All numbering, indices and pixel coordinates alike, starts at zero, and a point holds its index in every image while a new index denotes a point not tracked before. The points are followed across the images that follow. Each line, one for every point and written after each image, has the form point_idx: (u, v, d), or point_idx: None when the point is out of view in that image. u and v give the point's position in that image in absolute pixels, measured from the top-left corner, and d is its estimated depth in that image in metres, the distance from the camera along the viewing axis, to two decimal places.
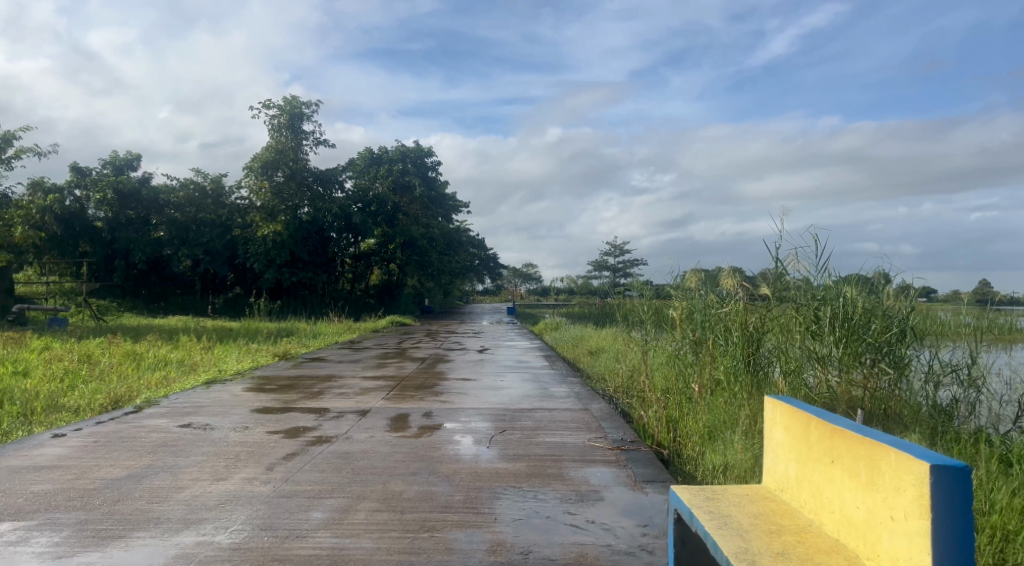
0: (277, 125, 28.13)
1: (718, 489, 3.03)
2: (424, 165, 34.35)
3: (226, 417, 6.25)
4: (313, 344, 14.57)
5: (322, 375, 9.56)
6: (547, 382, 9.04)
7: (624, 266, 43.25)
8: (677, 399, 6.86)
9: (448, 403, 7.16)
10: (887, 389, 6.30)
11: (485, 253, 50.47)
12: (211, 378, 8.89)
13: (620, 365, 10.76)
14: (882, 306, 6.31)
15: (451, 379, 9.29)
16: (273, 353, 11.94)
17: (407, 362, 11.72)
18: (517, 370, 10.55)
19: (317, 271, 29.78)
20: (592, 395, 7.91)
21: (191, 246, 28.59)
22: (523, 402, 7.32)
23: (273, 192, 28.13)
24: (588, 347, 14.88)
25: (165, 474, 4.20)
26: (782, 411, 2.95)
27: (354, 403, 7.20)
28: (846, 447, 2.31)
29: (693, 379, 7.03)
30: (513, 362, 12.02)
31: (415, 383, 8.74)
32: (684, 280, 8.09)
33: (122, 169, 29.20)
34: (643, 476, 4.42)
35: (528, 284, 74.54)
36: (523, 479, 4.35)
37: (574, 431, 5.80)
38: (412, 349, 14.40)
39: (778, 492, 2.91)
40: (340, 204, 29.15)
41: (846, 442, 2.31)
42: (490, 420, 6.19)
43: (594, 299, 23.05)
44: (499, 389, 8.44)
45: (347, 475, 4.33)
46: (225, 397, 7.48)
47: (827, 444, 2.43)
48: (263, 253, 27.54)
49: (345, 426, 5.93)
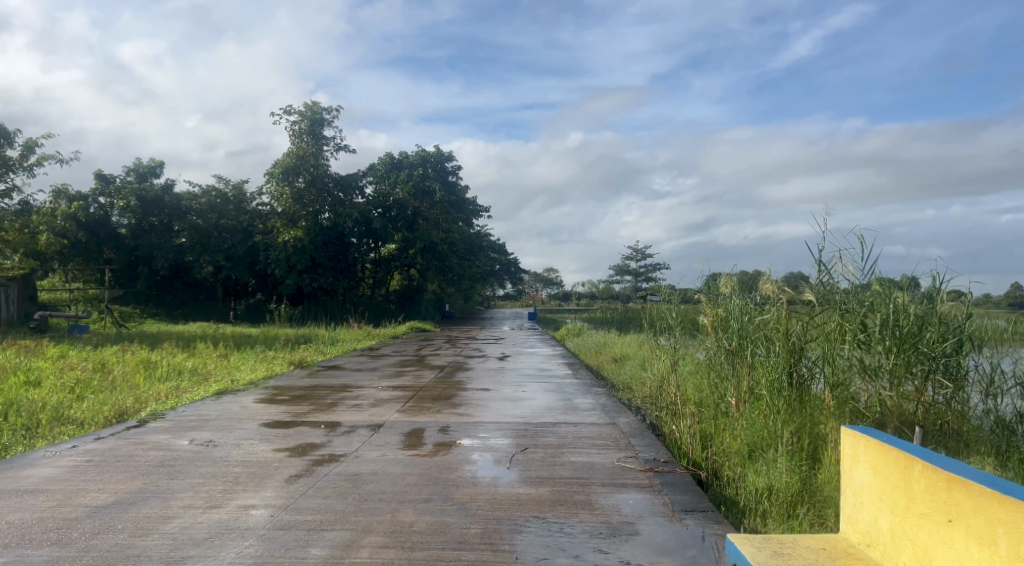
0: (298, 130, 28.08)
1: (793, 542, 2.94)
2: (445, 169, 34.10)
3: (231, 432, 5.92)
4: (331, 352, 14.29)
5: (337, 385, 9.23)
6: (572, 392, 8.61)
7: (646, 270, 42.71)
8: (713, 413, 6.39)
9: (466, 417, 6.76)
10: (943, 403, 5.76)
11: (506, 258, 50.29)
12: (222, 389, 8.61)
13: (646, 375, 10.28)
14: (937, 313, 5.78)
15: (470, 390, 8.89)
16: (289, 361, 11.66)
17: (426, 370, 11.36)
18: (539, 379, 10.12)
19: (338, 277, 29.56)
20: (619, 408, 7.46)
21: (212, 252, 28.64)
22: (547, 416, 6.89)
23: (294, 198, 28.06)
24: (612, 353, 14.44)
25: (155, 501, 3.85)
26: (868, 454, 2.88)
27: (367, 416, 6.83)
28: (969, 508, 2.25)
29: (729, 391, 6.55)
30: (535, 370, 11.60)
31: (433, 394, 8.35)
32: (717, 285, 7.58)
33: (145, 176, 29.38)
34: (682, 506, 3.97)
35: (549, 289, 74.12)
36: (547, 507, 3.92)
37: (601, 449, 5.35)
38: (431, 357, 14.05)
39: (864, 544, 2.84)
40: (361, 209, 29.03)
41: (968, 503, 2.26)
42: (511, 436, 5.78)
43: (617, 303, 22.60)
44: (521, 400, 8.01)
45: (353, 502, 3.94)
46: (234, 409, 7.16)
47: (943, 499, 2.36)
48: (284, 259, 27.49)
49: (355, 442, 5.55)
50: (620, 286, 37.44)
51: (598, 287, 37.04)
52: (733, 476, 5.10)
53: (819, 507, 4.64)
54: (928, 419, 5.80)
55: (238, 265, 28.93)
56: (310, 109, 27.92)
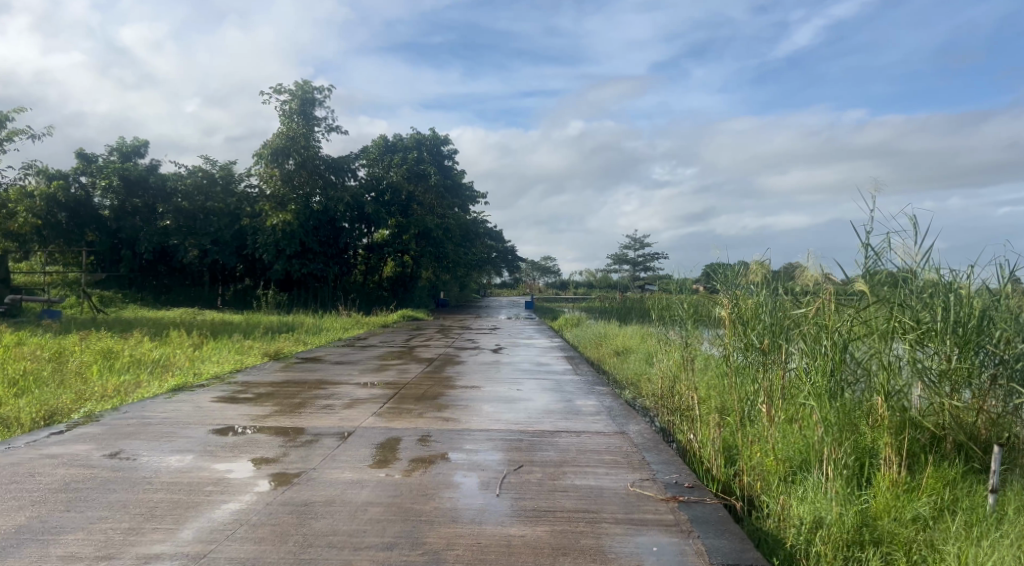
0: (288, 110, 27.10)
1: None
2: (440, 153, 33.11)
3: (169, 440, 4.97)
4: (313, 342, 13.33)
5: (312, 381, 8.29)
6: (573, 392, 7.68)
7: (645, 259, 42.04)
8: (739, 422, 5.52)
9: (451, 423, 5.83)
10: (1005, 411, 4.95)
11: (503, 246, 49.48)
12: (181, 383, 7.67)
13: (653, 372, 9.34)
14: (1002, 309, 4.92)
15: (459, 388, 7.94)
16: (263, 353, 10.70)
17: (413, 363, 10.43)
18: (536, 375, 9.18)
19: (328, 263, 28.39)
20: (627, 412, 6.56)
21: (198, 236, 27.64)
22: (544, 422, 5.97)
23: (283, 180, 27.09)
24: (613, 346, 13.51)
25: (29, 549, 2.93)
26: None
27: (337, 420, 5.89)
28: None
29: (759, 394, 5.64)
30: (532, 365, 10.69)
31: (416, 393, 7.42)
32: (741, 273, 6.65)
33: (129, 155, 28.34)
34: (722, 557, 3.06)
35: (547, 278, 73.17)
36: (549, 558, 3.00)
37: (610, 469, 4.43)
38: (420, 348, 13.13)
39: None
40: (353, 193, 28.05)
41: None
42: (503, 450, 4.86)
43: (617, 292, 21.69)
44: (516, 401, 7.08)
45: (293, 548, 3.02)
46: (185, 410, 6.21)
47: None
48: (272, 243, 26.43)
49: (316, 457, 4.63)
50: (618, 275, 36.63)
51: (595, 274, 36.32)
52: (771, 507, 4.20)
53: (884, 549, 3.75)
54: (991, 431, 4.95)
55: (225, 249, 27.88)
56: (301, 88, 26.98)
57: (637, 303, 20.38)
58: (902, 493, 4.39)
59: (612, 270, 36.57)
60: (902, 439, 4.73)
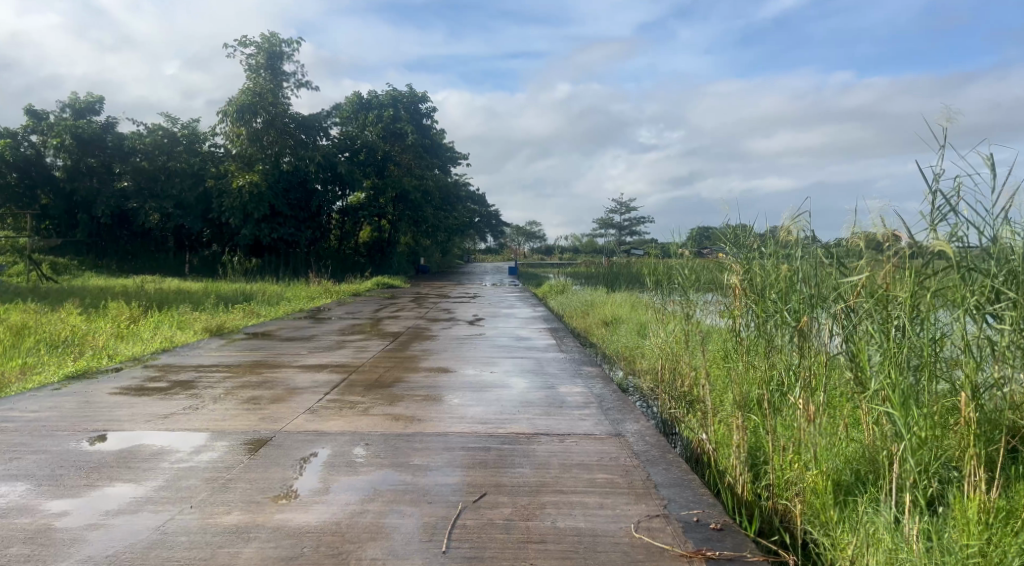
0: (254, 65, 25.32)
1: None
2: (418, 112, 31.48)
3: (14, 458, 3.70)
4: (269, 313, 12.01)
5: (249, 363, 7.00)
6: (557, 376, 6.43)
7: (630, 223, 41.02)
8: (766, 423, 4.33)
9: (402, 424, 4.59)
10: None
11: (486, 210, 48.15)
12: (83, 369, 6.35)
13: (649, 348, 8.14)
14: None
15: (422, 371, 6.68)
16: (203, 329, 9.38)
17: (375, 339, 9.17)
18: (514, 353, 7.93)
19: (300, 228, 26.70)
20: (623, 404, 5.32)
21: (160, 199, 25.95)
22: (520, 419, 4.75)
23: (251, 139, 25.23)
24: (601, 316, 12.24)
25: None
26: None
27: (256, 421, 4.63)
28: None
29: (795, 385, 4.36)
30: (511, 339, 9.49)
31: (368, 380, 6.17)
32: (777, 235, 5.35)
33: (83, 112, 26.41)
34: None
35: (531, 243, 71.73)
36: None
37: (607, 500, 3.22)
38: (388, 320, 11.87)
39: None
40: (325, 152, 26.35)
41: None
42: (463, 468, 3.64)
43: (602, 257, 20.53)
44: (488, 389, 5.83)
45: None
46: (66, 408, 4.89)
47: None
48: (239, 206, 24.74)
49: (206, 482, 3.38)
50: (603, 241, 35.48)
51: (581, 239, 35.20)
52: None
53: None
54: None
55: (190, 213, 26.17)
56: (268, 41, 25.16)
57: (626, 268, 19.16)
58: (1002, 526, 3.14)
59: (598, 237, 35.60)
60: (993, 448, 3.46)
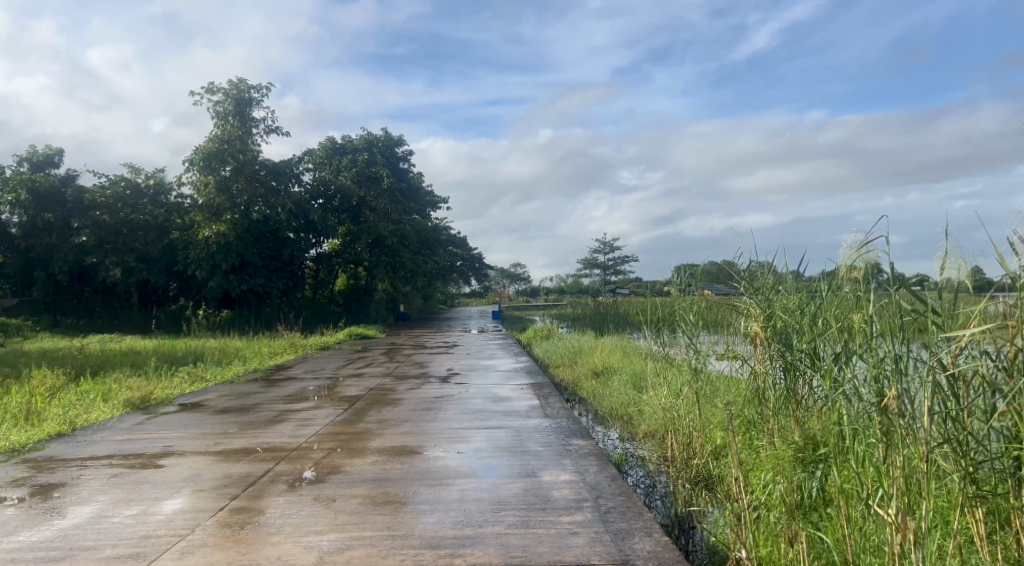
0: (222, 112, 24.13)
1: None
2: (394, 155, 30.75)
3: None
4: (216, 377, 10.58)
5: (157, 452, 5.56)
6: (538, 456, 5.09)
7: (615, 262, 40.07)
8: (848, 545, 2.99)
9: (317, 557, 3.21)
10: None
11: (469, 254, 47.17)
12: None
13: (650, 405, 6.86)
14: None
15: (371, 455, 5.30)
16: (125, 402, 7.94)
17: (329, 407, 7.78)
18: (489, 422, 6.58)
19: (271, 278, 25.21)
20: (629, 499, 4.00)
21: (121, 253, 24.48)
22: (486, 538, 3.40)
23: (219, 190, 23.79)
24: (591, 365, 10.91)
25: None
26: None
27: (108, 559, 3.23)
28: None
29: (874, 485, 3.05)
30: (490, 400, 8.13)
31: (298, 473, 4.79)
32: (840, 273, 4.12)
33: (41, 166, 25.10)
34: None
35: (516, 285, 70.65)
36: None
37: None
38: (352, 379, 10.48)
39: None
40: (297, 199, 25.03)
41: None
42: None
43: (588, 299, 19.36)
44: (451, 482, 4.47)
45: None
46: None
47: None
48: (206, 258, 23.26)
49: None
50: (588, 280, 34.54)
51: (566, 281, 34.35)
52: None
53: None
54: None
55: (154, 265, 24.72)
56: (236, 87, 24.04)
57: (613, 309, 18.02)
58: None
59: (583, 277, 34.69)
60: None
